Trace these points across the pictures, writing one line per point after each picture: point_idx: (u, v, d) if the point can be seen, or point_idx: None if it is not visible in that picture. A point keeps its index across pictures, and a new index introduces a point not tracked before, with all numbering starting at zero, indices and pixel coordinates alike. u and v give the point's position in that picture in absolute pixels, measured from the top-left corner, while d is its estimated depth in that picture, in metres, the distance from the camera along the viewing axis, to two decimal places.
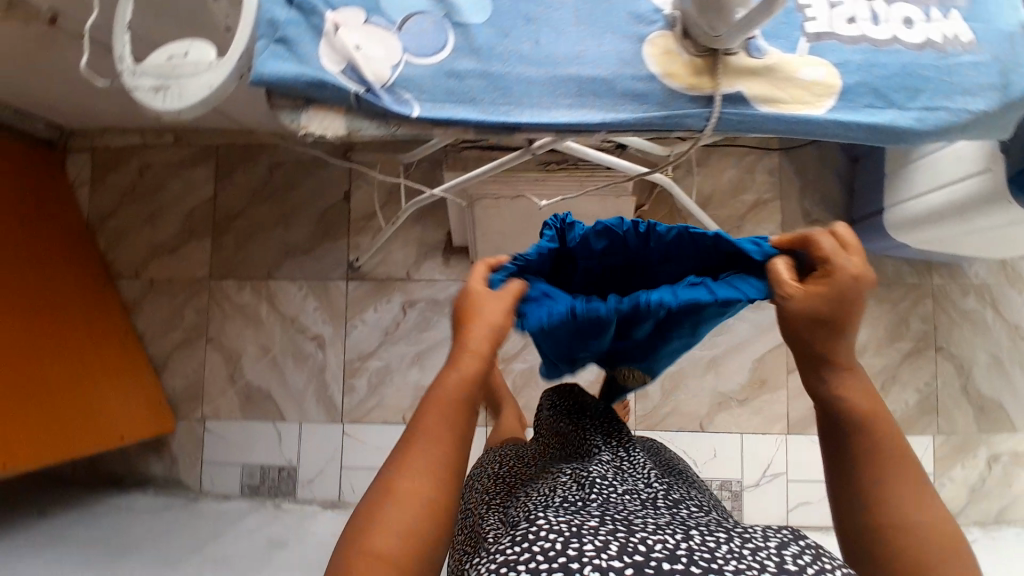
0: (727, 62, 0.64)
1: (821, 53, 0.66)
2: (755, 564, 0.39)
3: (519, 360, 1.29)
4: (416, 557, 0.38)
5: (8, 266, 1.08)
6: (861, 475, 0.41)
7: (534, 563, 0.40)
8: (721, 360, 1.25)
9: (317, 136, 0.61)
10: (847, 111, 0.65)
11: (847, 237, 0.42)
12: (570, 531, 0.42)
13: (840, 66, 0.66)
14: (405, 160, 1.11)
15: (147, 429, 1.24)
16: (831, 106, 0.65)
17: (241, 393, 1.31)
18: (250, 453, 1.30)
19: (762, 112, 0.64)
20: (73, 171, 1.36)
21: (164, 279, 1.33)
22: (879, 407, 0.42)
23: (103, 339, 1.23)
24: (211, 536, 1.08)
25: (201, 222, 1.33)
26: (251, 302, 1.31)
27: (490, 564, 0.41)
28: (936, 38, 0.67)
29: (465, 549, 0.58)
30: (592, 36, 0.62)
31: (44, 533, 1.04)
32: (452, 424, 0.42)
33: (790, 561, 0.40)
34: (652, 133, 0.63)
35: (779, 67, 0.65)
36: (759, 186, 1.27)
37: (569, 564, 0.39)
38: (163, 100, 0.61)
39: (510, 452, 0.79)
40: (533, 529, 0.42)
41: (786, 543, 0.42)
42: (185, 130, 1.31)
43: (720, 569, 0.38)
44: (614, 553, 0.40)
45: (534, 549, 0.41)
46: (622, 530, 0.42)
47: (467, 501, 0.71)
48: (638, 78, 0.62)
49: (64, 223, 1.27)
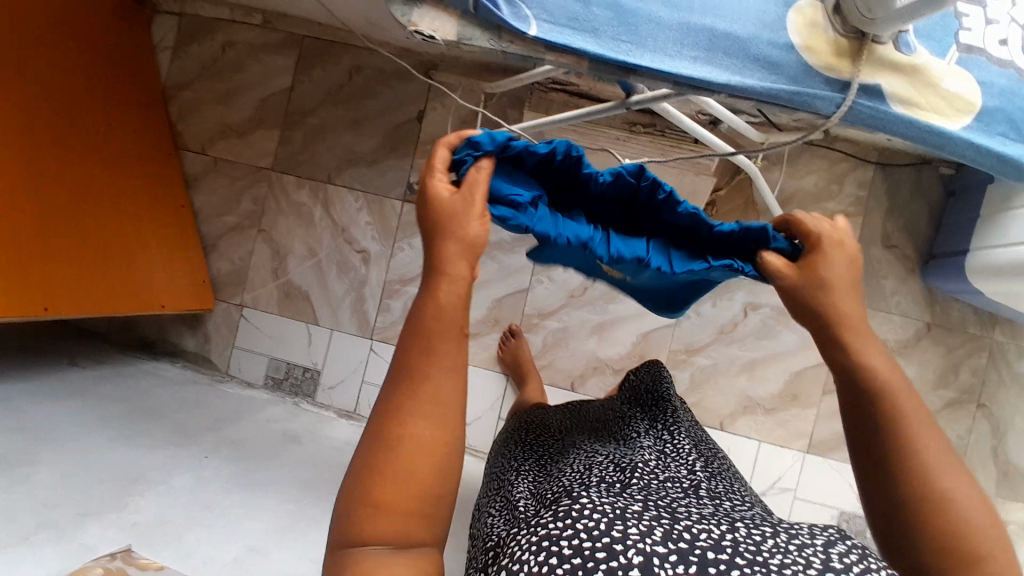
0: (872, 50, 0.59)
1: (966, 67, 0.60)
2: (801, 559, 0.41)
3: (553, 318, 1.25)
4: (426, 495, 0.41)
5: (82, 117, 1.10)
6: (903, 472, 0.44)
7: (577, 540, 0.42)
8: (758, 365, 1.22)
9: (425, 37, 0.58)
10: (981, 133, 0.60)
11: (846, 239, 0.52)
12: (613, 513, 0.44)
13: (982, 85, 0.60)
14: (489, 90, 1.08)
15: (189, 303, 1.27)
16: (967, 125, 0.60)
17: (281, 289, 1.33)
18: (279, 348, 1.33)
19: (895, 113, 0.59)
20: (159, 34, 1.36)
21: (228, 161, 1.34)
22: (906, 405, 0.46)
23: (161, 207, 1.26)
24: (233, 416, 1.11)
25: (273, 113, 1.32)
26: (306, 202, 1.31)
27: (532, 535, 0.44)
28: None
29: (498, 510, 0.62)
30: None
31: (79, 379, 1.09)
32: (454, 357, 0.44)
33: (836, 560, 0.41)
34: (775, 106, 0.60)
35: (923, 70, 0.59)
36: (844, 197, 1.21)
37: (613, 545, 0.41)
38: None
39: (551, 427, 0.83)
40: (577, 507, 0.45)
41: (833, 542, 0.43)
42: (275, 15, 1.29)
43: (765, 562, 0.40)
44: (659, 538, 0.42)
45: (577, 525, 0.43)
46: (667, 520, 0.45)
47: (504, 465, 0.75)
48: (775, 44, 0.57)
49: (142, 84, 1.28)
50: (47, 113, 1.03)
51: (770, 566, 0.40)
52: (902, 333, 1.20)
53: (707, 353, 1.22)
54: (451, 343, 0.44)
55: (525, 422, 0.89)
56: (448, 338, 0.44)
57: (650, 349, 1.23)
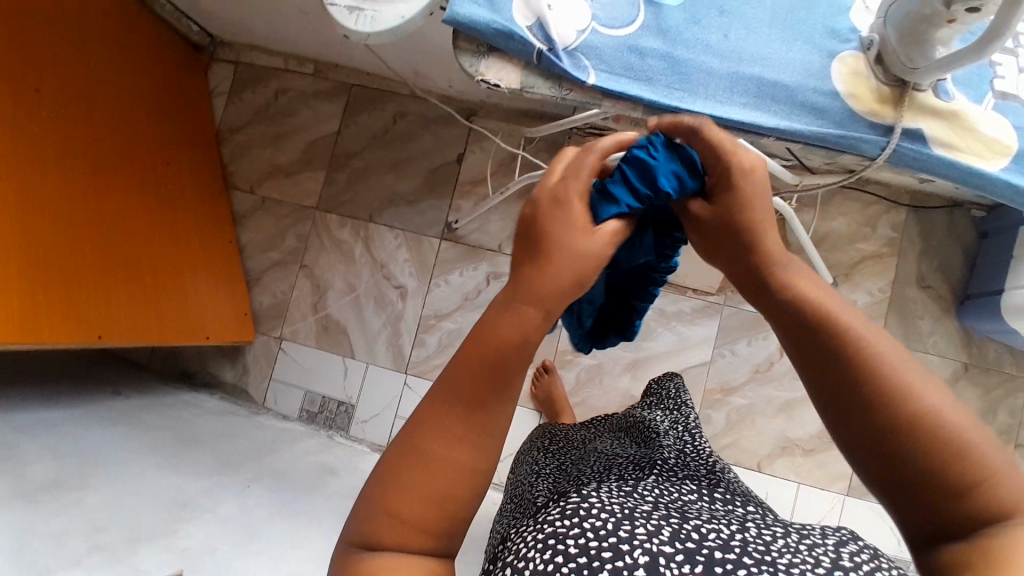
0: (912, 97, 0.62)
1: (1002, 112, 0.63)
2: (810, 559, 0.43)
3: (588, 355, 1.26)
4: (446, 512, 0.38)
5: (141, 156, 1.17)
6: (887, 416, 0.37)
7: (584, 539, 0.44)
8: (795, 405, 1.21)
9: (491, 86, 0.62)
10: (1020, 175, 0.61)
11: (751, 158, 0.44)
12: (621, 513, 0.46)
13: (1019, 128, 0.62)
14: (528, 133, 1.12)
15: (230, 335, 1.31)
16: (1006, 168, 0.61)
17: (320, 323, 1.36)
18: (315, 381, 1.35)
19: (935, 155, 0.61)
20: (215, 80, 1.45)
21: (275, 199, 1.40)
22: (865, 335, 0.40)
23: (209, 242, 1.31)
24: (270, 447, 1.13)
25: (319, 154, 1.39)
26: (348, 239, 1.36)
27: (540, 531, 0.46)
28: None
29: (515, 509, 0.66)
30: (783, 42, 0.62)
31: (127, 406, 1.12)
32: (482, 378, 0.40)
33: (846, 558, 0.43)
34: (822, 151, 0.62)
35: (961, 115, 0.62)
36: (877, 238, 1.22)
37: (619, 544, 0.43)
38: (356, 23, 0.65)
39: (574, 434, 0.86)
40: (585, 506, 0.46)
41: (845, 543, 0.45)
42: (326, 64, 1.37)
43: (772, 561, 0.43)
44: (666, 537, 0.44)
45: (585, 525, 0.44)
46: (676, 520, 0.47)
47: (525, 469, 0.79)
48: (820, 92, 0.61)
49: (196, 126, 1.36)
50: (112, 149, 1.10)
51: (778, 564, 0.42)
52: (941, 374, 1.19)
53: (743, 392, 1.22)
54: (482, 365, 0.40)
55: (549, 430, 0.92)
56: (478, 361, 0.40)
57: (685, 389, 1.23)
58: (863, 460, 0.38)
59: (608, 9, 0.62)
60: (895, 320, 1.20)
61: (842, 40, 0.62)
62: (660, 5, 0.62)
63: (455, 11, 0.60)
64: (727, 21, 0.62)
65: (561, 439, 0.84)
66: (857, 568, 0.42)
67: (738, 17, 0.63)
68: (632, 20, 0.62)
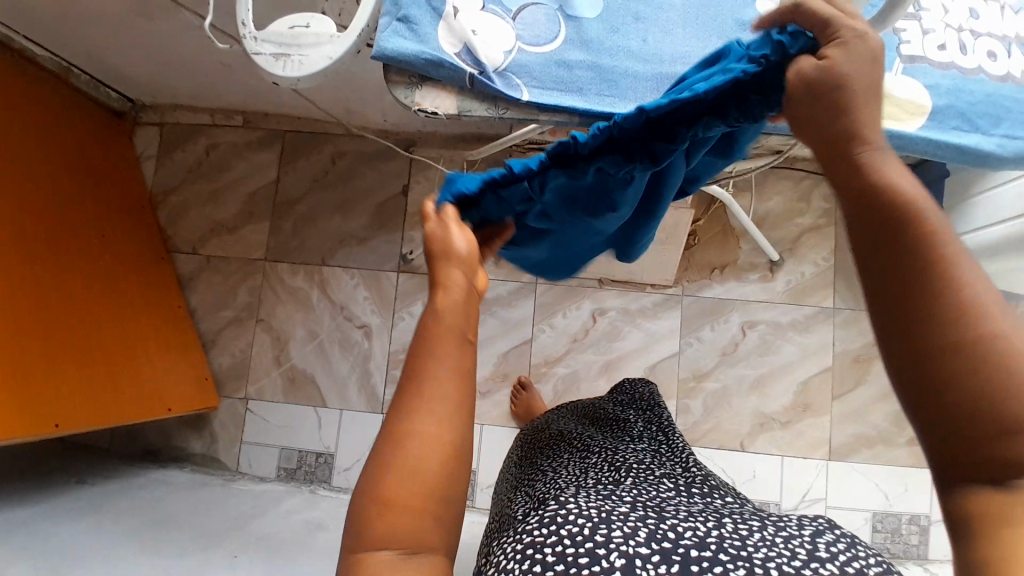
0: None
1: (912, 75, 0.68)
2: (786, 552, 0.46)
3: (562, 364, 1.27)
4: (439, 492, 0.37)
5: (72, 232, 1.12)
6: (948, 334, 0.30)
7: (561, 546, 0.47)
8: (767, 381, 1.24)
9: (428, 114, 0.63)
10: (936, 130, 0.67)
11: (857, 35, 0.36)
12: (598, 518, 0.49)
13: (931, 88, 0.68)
14: (471, 157, 1.13)
15: (194, 403, 1.26)
16: (923, 125, 0.67)
17: (285, 376, 1.32)
18: (289, 437, 1.30)
19: None
20: (141, 145, 1.41)
21: (221, 257, 1.36)
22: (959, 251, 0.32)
23: (158, 310, 1.26)
24: (252, 513, 1.08)
25: (262, 205, 1.36)
26: (303, 286, 1.33)
27: (519, 544, 0.48)
28: (1016, 72, 0.70)
29: (498, 522, 0.69)
30: (698, 41, 0.63)
31: (90, 496, 1.05)
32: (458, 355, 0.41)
33: (821, 548, 0.47)
34: None
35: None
36: (814, 211, 1.28)
37: (595, 550, 0.46)
38: (284, 68, 0.65)
39: (551, 426, 0.90)
40: (562, 514, 0.50)
41: (820, 531, 0.49)
42: (256, 114, 1.35)
43: (748, 556, 0.46)
44: (643, 540, 0.47)
45: (562, 531, 0.48)
46: (653, 520, 0.50)
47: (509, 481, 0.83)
48: None
49: (127, 193, 1.32)
50: (42, 228, 1.05)
51: (754, 559, 0.46)
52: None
53: (715, 377, 1.25)
54: (452, 346, 0.41)
55: (528, 432, 0.95)
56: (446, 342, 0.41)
57: (660, 383, 1.25)
58: (913, 397, 0.32)
59: (531, 28, 0.64)
60: (843, 285, 1.26)
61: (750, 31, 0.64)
62: (579, 18, 0.64)
63: (382, 46, 0.60)
64: (644, 26, 0.64)
65: (535, 441, 0.88)
66: (834, 559, 0.45)
67: (654, 21, 0.64)
68: (555, 35, 0.63)
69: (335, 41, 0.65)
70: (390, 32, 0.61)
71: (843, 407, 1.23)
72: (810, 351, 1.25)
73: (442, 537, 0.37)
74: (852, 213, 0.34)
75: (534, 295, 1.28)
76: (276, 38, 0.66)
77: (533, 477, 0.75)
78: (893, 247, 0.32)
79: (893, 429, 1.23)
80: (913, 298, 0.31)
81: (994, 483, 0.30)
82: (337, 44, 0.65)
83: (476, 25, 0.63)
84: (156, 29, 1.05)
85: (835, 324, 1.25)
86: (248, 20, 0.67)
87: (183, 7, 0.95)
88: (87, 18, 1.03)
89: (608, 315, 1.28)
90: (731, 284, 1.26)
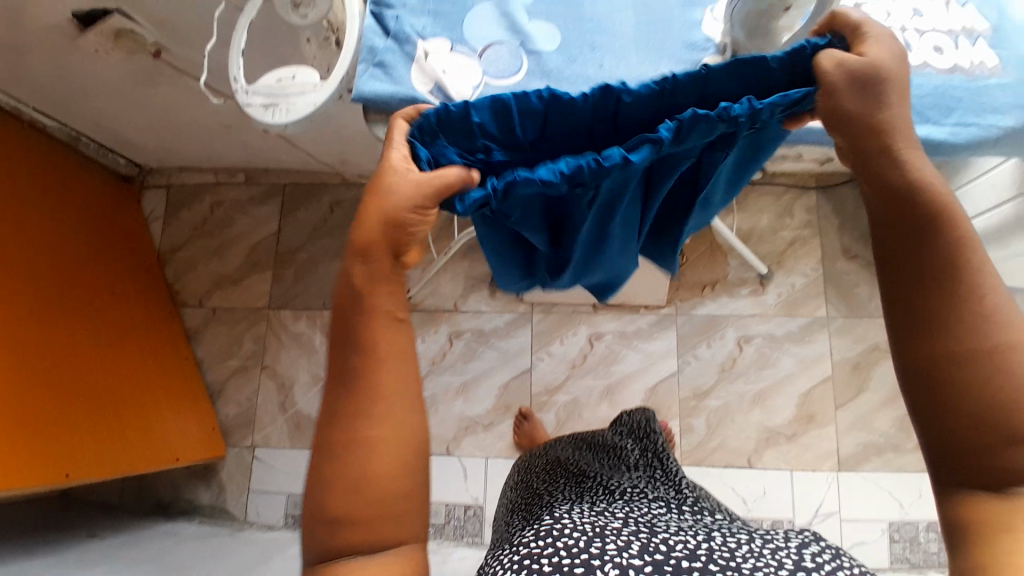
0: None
1: None
2: (774, 561, 0.46)
3: (563, 392, 1.28)
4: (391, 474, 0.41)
5: (81, 289, 1.17)
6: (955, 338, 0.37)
7: (558, 558, 0.47)
8: (767, 395, 1.25)
9: None
10: None
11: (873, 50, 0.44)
12: (593, 532, 0.49)
13: None
14: None
15: (200, 453, 1.27)
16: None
17: (291, 421, 1.33)
18: (296, 482, 1.31)
19: None
20: (149, 207, 1.48)
21: (226, 308, 1.40)
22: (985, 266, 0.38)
23: (164, 363, 1.29)
24: (259, 559, 1.08)
25: (264, 255, 1.41)
26: (306, 330, 1.36)
27: (515, 556, 0.48)
28: (963, 64, 0.75)
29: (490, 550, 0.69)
30: (650, 62, 0.68)
31: (99, 549, 1.05)
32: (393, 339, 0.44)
33: (808, 558, 0.46)
34: None
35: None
36: (797, 224, 1.31)
37: (592, 560, 0.46)
38: (273, 116, 0.71)
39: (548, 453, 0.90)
40: (559, 529, 0.50)
41: (808, 543, 0.49)
42: (256, 170, 1.42)
43: (736, 565, 0.46)
44: (636, 551, 0.47)
45: (558, 544, 0.48)
46: (644, 535, 0.50)
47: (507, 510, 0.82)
48: None
49: (135, 252, 1.38)
50: (53, 285, 1.11)
51: (741, 568, 0.45)
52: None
53: (716, 393, 1.25)
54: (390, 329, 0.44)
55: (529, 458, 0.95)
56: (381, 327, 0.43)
57: (661, 404, 1.25)
58: (916, 395, 0.38)
59: (496, 64, 0.69)
60: (835, 294, 1.28)
61: (700, 50, 0.69)
62: (539, 52, 0.70)
63: (360, 89, 0.66)
64: (599, 54, 0.69)
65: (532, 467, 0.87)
66: (821, 566, 0.45)
67: (609, 49, 0.69)
68: (518, 68, 0.69)
69: (319, 89, 0.71)
70: (366, 77, 0.67)
71: (847, 416, 1.23)
72: (808, 362, 1.25)
73: (409, 515, 0.42)
74: (881, 210, 0.41)
75: (530, 324, 1.31)
76: (264, 90, 0.72)
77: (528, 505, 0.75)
78: (930, 256, 0.39)
79: (901, 435, 1.22)
80: (928, 302, 0.38)
81: (991, 489, 0.36)
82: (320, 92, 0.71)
83: (445, 65, 0.68)
84: (159, 96, 1.13)
85: (830, 333, 1.26)
86: (239, 75, 0.73)
87: (183, 73, 1.03)
88: (95, 89, 1.12)
89: (605, 339, 1.30)
90: (723, 299, 1.28)
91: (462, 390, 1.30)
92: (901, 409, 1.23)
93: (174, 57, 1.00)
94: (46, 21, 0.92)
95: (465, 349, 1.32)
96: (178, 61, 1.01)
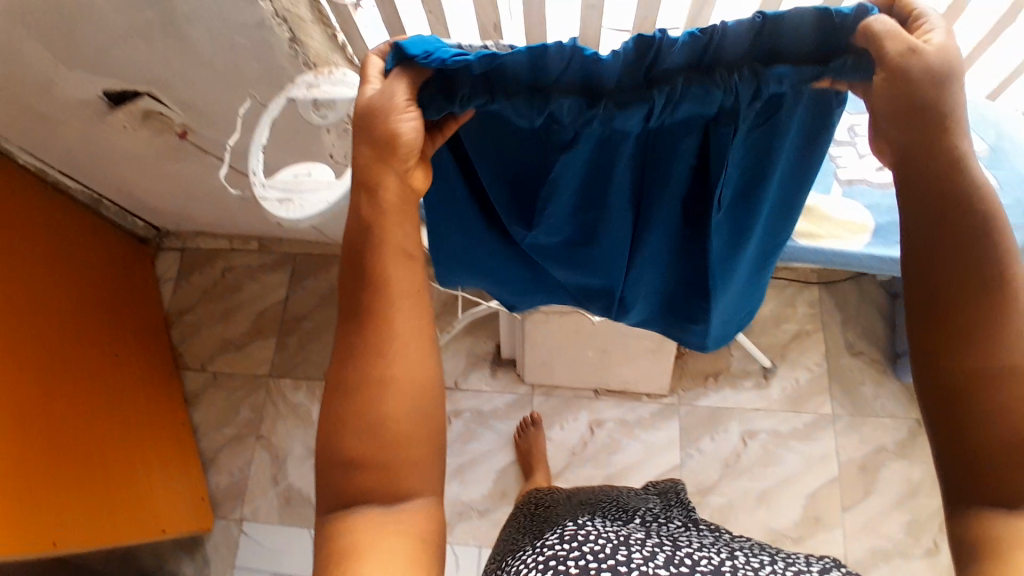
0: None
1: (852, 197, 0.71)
2: None
3: (562, 480, 1.24)
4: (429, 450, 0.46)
5: (82, 353, 1.17)
6: (950, 360, 0.41)
7: (586, 561, 0.52)
8: (772, 495, 1.21)
9: None
10: (882, 248, 0.69)
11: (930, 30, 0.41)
12: (617, 540, 0.54)
13: (871, 208, 0.71)
14: None
15: (188, 524, 1.24)
16: (868, 242, 0.69)
17: (282, 495, 1.30)
18: (282, 561, 1.26)
19: (797, 246, 0.69)
20: (162, 268, 1.50)
21: (227, 373, 1.40)
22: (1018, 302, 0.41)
23: (160, 427, 1.28)
24: None
25: (270, 321, 1.42)
26: (304, 401, 1.35)
27: (544, 557, 0.54)
28: None
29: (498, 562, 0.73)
30: None
31: None
32: (420, 313, 0.47)
33: None
34: None
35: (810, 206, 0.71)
36: (800, 318, 1.31)
37: (617, 567, 0.51)
38: (287, 210, 0.73)
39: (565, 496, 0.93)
40: (586, 535, 0.55)
41: (826, 568, 0.53)
42: (269, 237, 1.45)
43: None
44: (660, 562, 0.51)
45: (585, 549, 0.53)
46: (669, 548, 0.55)
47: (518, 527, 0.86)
48: None
49: (143, 314, 1.39)
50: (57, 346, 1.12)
51: None
52: (897, 436, 1.23)
53: (719, 490, 1.21)
54: (415, 301, 0.47)
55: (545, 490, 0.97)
56: (408, 299, 0.46)
57: None
58: (931, 403, 0.42)
59: None
60: (840, 392, 1.26)
61: None
62: None
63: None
64: None
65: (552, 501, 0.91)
66: None
67: None
68: None
69: (333, 186, 0.74)
70: None
71: (855, 520, 1.19)
72: (813, 460, 1.22)
73: (426, 493, 0.46)
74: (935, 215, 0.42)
75: (530, 406, 1.29)
76: (280, 185, 0.75)
77: (541, 526, 0.78)
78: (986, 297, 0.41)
79: (911, 544, 1.17)
80: (1000, 316, 0.41)
81: (1003, 508, 0.40)
82: (333, 188, 0.74)
83: None
84: (181, 168, 1.16)
85: (836, 432, 1.24)
86: (258, 169, 0.76)
87: (206, 151, 1.08)
88: (121, 160, 1.16)
89: (606, 426, 1.27)
90: (726, 391, 1.27)
91: (458, 473, 1.27)
92: (909, 515, 1.18)
93: (200, 136, 1.04)
94: (79, 98, 0.97)
95: (463, 429, 1.30)
96: (204, 142, 1.05)
